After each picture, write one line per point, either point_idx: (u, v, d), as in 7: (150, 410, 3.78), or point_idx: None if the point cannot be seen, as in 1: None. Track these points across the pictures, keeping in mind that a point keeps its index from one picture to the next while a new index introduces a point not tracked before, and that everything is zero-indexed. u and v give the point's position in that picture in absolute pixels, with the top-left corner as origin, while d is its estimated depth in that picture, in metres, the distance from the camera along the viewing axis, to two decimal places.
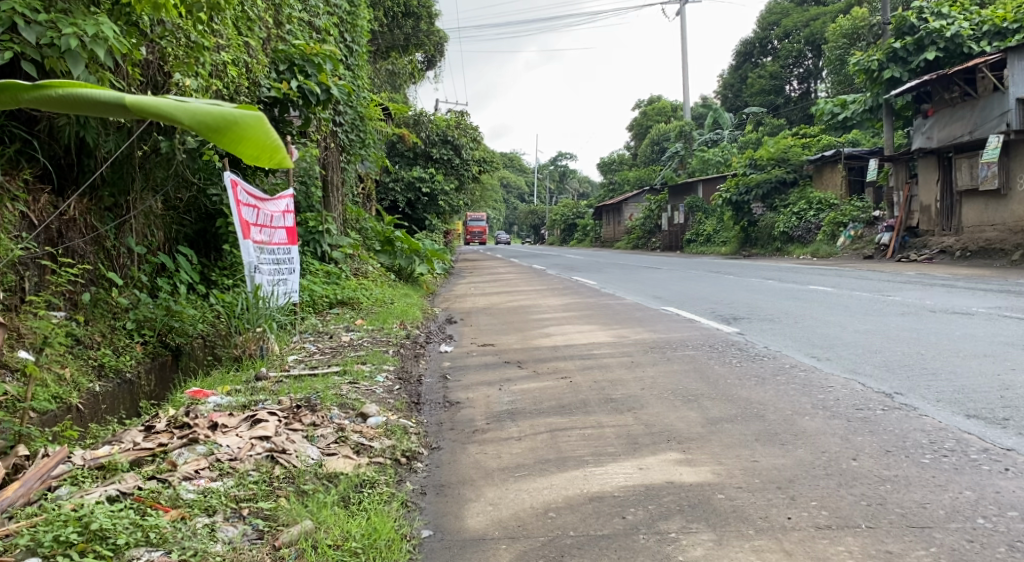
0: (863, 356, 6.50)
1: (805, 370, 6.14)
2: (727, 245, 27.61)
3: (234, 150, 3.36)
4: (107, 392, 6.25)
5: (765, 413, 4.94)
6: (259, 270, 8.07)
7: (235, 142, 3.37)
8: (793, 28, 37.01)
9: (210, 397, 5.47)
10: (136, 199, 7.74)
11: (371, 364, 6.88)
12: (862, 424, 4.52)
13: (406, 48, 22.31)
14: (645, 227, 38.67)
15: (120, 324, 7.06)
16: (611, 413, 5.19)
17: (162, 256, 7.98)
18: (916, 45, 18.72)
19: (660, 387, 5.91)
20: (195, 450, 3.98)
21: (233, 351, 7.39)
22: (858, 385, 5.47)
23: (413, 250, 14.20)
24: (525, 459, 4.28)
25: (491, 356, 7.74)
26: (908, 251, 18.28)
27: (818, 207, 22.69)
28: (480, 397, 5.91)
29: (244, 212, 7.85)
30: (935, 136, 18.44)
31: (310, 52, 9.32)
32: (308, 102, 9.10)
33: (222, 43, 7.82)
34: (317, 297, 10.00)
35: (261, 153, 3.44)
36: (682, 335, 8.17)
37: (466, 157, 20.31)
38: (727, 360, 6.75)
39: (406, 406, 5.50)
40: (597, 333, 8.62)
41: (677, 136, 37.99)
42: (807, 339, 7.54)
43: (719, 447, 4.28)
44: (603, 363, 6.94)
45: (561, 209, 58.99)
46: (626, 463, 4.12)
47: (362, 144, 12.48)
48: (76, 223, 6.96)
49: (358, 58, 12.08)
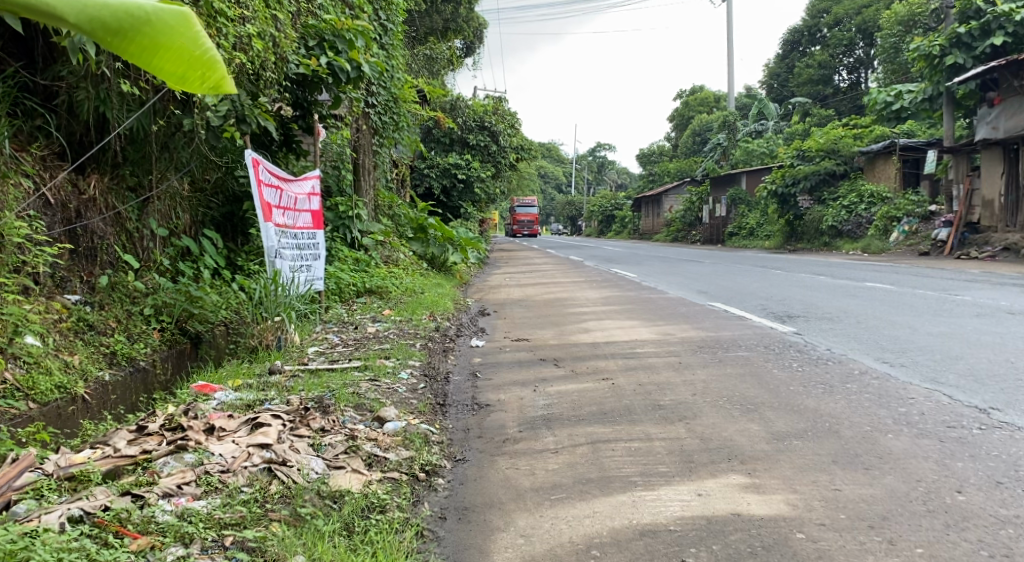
0: (944, 363, 5.87)
1: (877, 378, 5.50)
2: (772, 239, 26.67)
3: (151, 66, 3.23)
4: (118, 381, 5.79)
5: (841, 429, 4.32)
6: (281, 255, 7.59)
7: (155, 51, 3.24)
8: (844, 16, 35.83)
9: (217, 393, 4.99)
10: (157, 179, 7.27)
11: (395, 359, 6.34)
12: (958, 446, 3.95)
13: (445, 33, 22.12)
14: (685, 219, 37.66)
15: (138, 309, 6.60)
16: (660, 422, 4.60)
17: (186, 239, 7.54)
18: (981, 30, 17.80)
19: (714, 392, 5.30)
20: (182, 459, 3.39)
21: (250, 341, 6.86)
22: (943, 398, 4.89)
23: (446, 237, 13.63)
24: (563, 477, 3.70)
25: (525, 352, 7.15)
26: (968, 248, 17.41)
27: (869, 201, 21.85)
28: (512, 400, 5.32)
29: (266, 194, 7.35)
30: (1002, 127, 17.09)
31: (341, 27, 8.68)
32: (337, 79, 8.64)
33: (247, 14, 7.24)
34: (344, 285, 9.49)
35: (188, 69, 3.27)
36: (733, 334, 7.53)
37: (503, 144, 19.68)
38: (786, 365, 6.11)
39: (429, 409, 4.95)
40: (639, 330, 7.99)
41: (721, 127, 36.97)
42: (873, 341, 6.90)
43: (790, 471, 3.67)
44: (648, 364, 6.31)
45: (599, 201, 58.10)
46: (683, 486, 3.53)
47: (396, 126, 11.96)
48: (96, 203, 6.51)
49: (393, 37, 11.32)
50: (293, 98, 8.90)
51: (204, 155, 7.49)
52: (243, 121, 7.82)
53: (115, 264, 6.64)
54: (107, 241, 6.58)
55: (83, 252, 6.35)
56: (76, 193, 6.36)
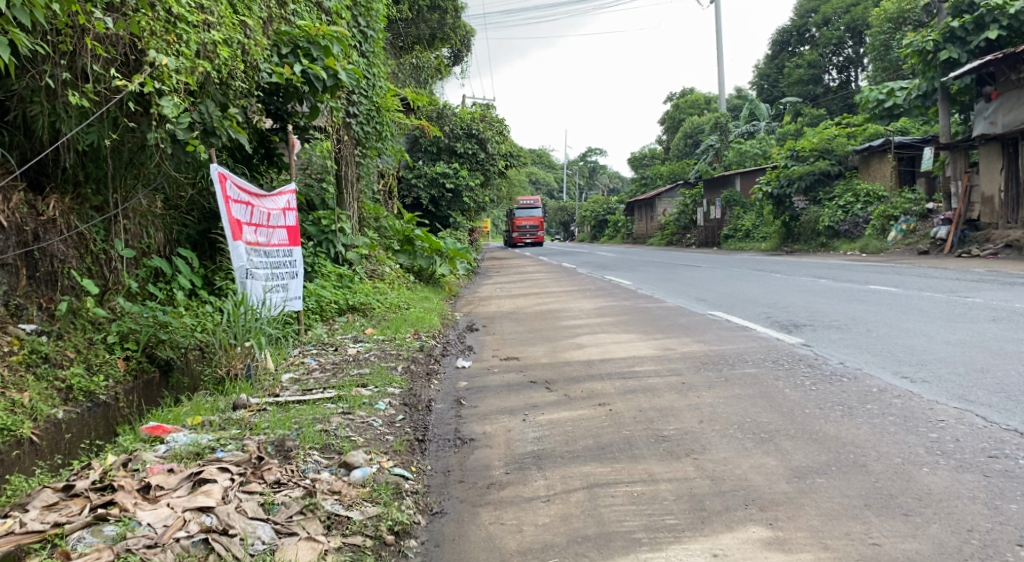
0: (969, 378, 5.41)
1: (900, 397, 5.01)
2: (768, 241, 26.21)
3: None
4: (73, 419, 5.32)
5: (868, 462, 3.84)
6: (252, 274, 6.97)
7: None
8: (832, 15, 35.47)
9: (170, 436, 4.44)
10: (122, 196, 6.75)
11: (373, 388, 5.80)
12: (1006, 483, 3.49)
13: (431, 41, 21.58)
14: (679, 222, 37.17)
15: (101, 338, 6.09)
16: (665, 458, 4.09)
17: (158, 260, 6.99)
18: (975, 24, 17.37)
19: (721, 418, 4.77)
20: (102, 533, 3.07)
21: (216, 372, 6.07)
22: (976, 420, 4.43)
23: (434, 249, 13.01)
24: (554, 535, 3.33)
25: (515, 374, 6.60)
26: (969, 246, 16.97)
27: (865, 199, 21.43)
28: (499, 433, 4.80)
29: (235, 210, 6.78)
30: (999, 121, 16.82)
31: (316, 33, 8.01)
32: (313, 89, 8.06)
33: (212, 20, 6.58)
34: (326, 303, 8.96)
35: None
36: (740, 347, 7.02)
37: (492, 152, 19.22)
38: (798, 383, 5.58)
39: (407, 448, 4.43)
40: (638, 345, 7.45)
41: (713, 129, 36.56)
42: (889, 352, 6.42)
43: (817, 519, 3.30)
44: (648, 386, 5.78)
45: (591, 206, 57.64)
46: (696, 544, 3.21)
47: (379, 136, 11.38)
48: (56, 224, 6.08)
49: (375, 44, 10.73)
50: (267, 108, 8.36)
51: (173, 174, 6.85)
52: (211, 134, 7.09)
53: (75, 289, 6.18)
54: (68, 265, 6.14)
55: (41, 277, 5.94)
56: (33, 215, 5.93)
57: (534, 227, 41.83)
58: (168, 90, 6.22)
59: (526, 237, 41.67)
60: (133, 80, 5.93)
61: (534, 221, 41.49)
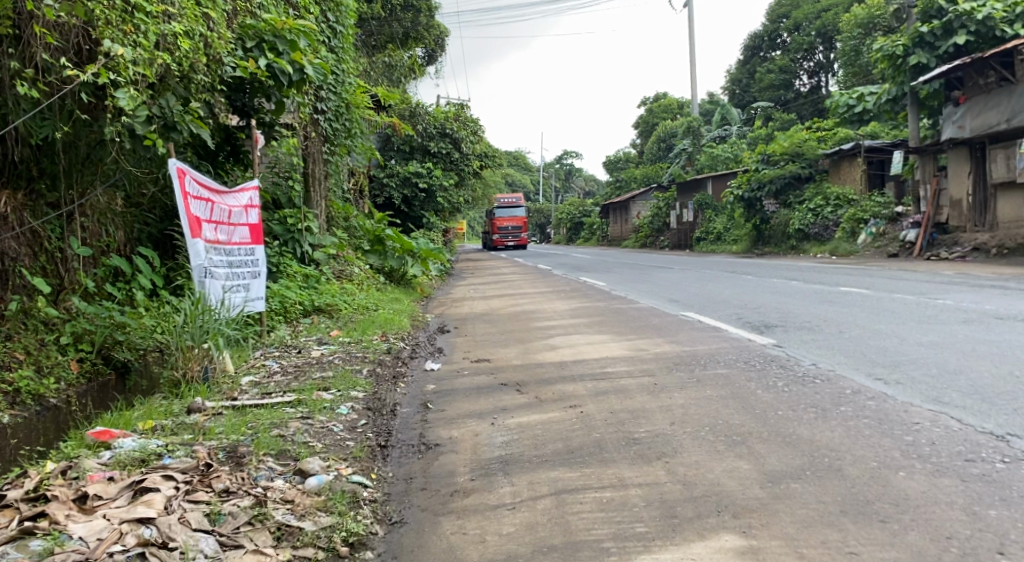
0: (943, 379, 5.32)
1: (873, 399, 4.91)
2: (739, 243, 26.26)
3: None
4: (19, 423, 5.18)
5: (843, 466, 3.72)
6: (212, 273, 6.73)
7: None
8: (804, 20, 35.64)
9: (118, 442, 4.24)
10: (78, 192, 6.51)
11: (335, 392, 5.61)
12: (986, 488, 3.38)
13: (405, 40, 21.32)
14: (653, 225, 37.18)
15: (53, 339, 5.93)
16: (635, 461, 3.95)
17: (116, 259, 6.73)
18: (944, 29, 17.45)
19: (694, 421, 4.63)
20: (27, 548, 2.90)
21: (172, 373, 5.83)
22: (950, 422, 4.33)
23: (406, 249, 12.80)
24: (518, 545, 3.18)
25: (485, 376, 6.44)
26: (937, 248, 17.02)
27: (835, 203, 21.48)
28: (466, 437, 4.63)
29: (194, 207, 6.56)
30: (967, 125, 16.78)
31: (282, 27, 7.75)
32: (278, 83, 7.81)
33: (172, 11, 6.30)
34: (290, 304, 8.72)
35: None
36: (711, 348, 6.90)
37: (466, 152, 19.05)
38: (770, 384, 5.46)
39: (367, 454, 4.25)
40: (610, 346, 7.32)
41: (686, 132, 36.61)
42: (861, 353, 6.34)
43: (791, 527, 3.18)
44: (620, 387, 5.63)
45: (566, 209, 57.60)
46: (665, 554, 3.07)
47: (348, 133, 11.13)
48: (8, 221, 5.93)
49: (344, 40, 10.52)
50: (231, 105, 8.05)
51: (131, 172, 6.62)
52: (171, 129, 6.80)
53: (27, 288, 6.02)
54: (19, 263, 5.98)
55: None
56: None
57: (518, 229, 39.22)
58: (123, 82, 5.95)
59: (509, 242, 39.04)
60: (85, 71, 5.67)
61: (520, 223, 38.71)
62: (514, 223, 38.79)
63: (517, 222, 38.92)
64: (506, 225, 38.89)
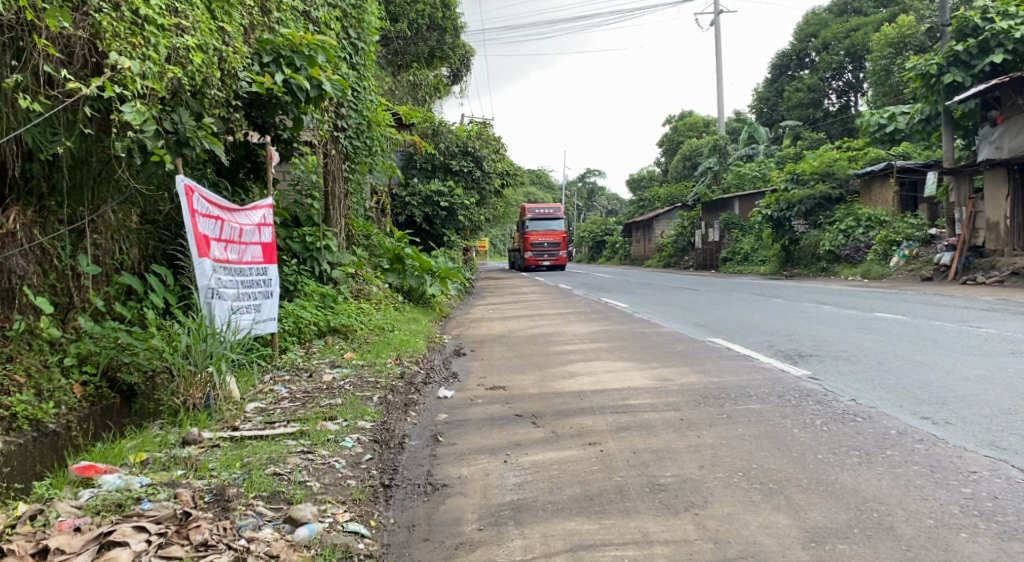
0: (998, 420, 4.90)
1: (923, 441, 4.49)
2: (767, 264, 25.69)
3: None
4: (14, 449, 4.97)
5: (895, 525, 3.39)
6: (219, 294, 6.42)
7: None
8: (833, 39, 34.99)
9: (106, 479, 3.93)
10: (88, 209, 6.16)
11: (342, 422, 5.27)
12: None
13: (430, 59, 21.03)
14: (678, 245, 36.71)
15: (57, 360, 5.64)
16: (661, 512, 3.63)
17: (129, 276, 6.35)
18: (979, 48, 16.93)
19: (725, 464, 4.26)
20: None
21: (174, 400, 5.48)
22: (1011, 472, 3.93)
23: (424, 268, 12.52)
24: None
25: (500, 406, 6.08)
26: (973, 273, 16.45)
27: (867, 224, 20.84)
28: (476, 477, 4.28)
29: (202, 225, 6.27)
30: (1004, 146, 16.34)
31: (300, 42, 7.43)
32: (296, 99, 7.48)
33: (186, 24, 5.98)
34: (304, 325, 8.40)
35: None
36: (742, 379, 6.50)
37: (487, 170, 18.81)
38: (809, 422, 5.05)
39: (368, 496, 3.92)
40: (633, 375, 6.94)
41: (711, 151, 36.08)
42: (905, 388, 5.90)
43: None
44: (644, 422, 5.25)
45: (590, 227, 57.14)
46: None
47: (369, 152, 10.81)
48: (15, 238, 5.65)
49: (366, 57, 10.19)
50: (252, 122, 7.77)
51: (141, 188, 6.30)
52: (184, 144, 6.47)
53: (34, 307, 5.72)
54: (26, 282, 5.67)
55: None
56: None
57: (552, 244, 37.68)
58: (131, 96, 5.66)
59: (544, 258, 37.38)
60: (89, 84, 5.39)
61: (558, 240, 37.15)
62: (552, 239, 37.18)
63: (555, 238, 37.32)
64: (544, 241, 37.09)
